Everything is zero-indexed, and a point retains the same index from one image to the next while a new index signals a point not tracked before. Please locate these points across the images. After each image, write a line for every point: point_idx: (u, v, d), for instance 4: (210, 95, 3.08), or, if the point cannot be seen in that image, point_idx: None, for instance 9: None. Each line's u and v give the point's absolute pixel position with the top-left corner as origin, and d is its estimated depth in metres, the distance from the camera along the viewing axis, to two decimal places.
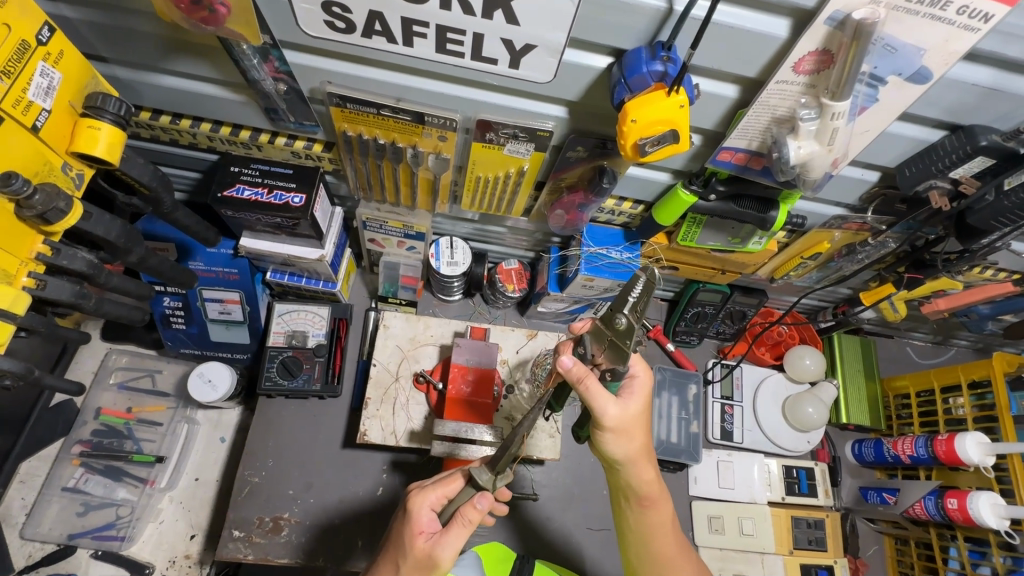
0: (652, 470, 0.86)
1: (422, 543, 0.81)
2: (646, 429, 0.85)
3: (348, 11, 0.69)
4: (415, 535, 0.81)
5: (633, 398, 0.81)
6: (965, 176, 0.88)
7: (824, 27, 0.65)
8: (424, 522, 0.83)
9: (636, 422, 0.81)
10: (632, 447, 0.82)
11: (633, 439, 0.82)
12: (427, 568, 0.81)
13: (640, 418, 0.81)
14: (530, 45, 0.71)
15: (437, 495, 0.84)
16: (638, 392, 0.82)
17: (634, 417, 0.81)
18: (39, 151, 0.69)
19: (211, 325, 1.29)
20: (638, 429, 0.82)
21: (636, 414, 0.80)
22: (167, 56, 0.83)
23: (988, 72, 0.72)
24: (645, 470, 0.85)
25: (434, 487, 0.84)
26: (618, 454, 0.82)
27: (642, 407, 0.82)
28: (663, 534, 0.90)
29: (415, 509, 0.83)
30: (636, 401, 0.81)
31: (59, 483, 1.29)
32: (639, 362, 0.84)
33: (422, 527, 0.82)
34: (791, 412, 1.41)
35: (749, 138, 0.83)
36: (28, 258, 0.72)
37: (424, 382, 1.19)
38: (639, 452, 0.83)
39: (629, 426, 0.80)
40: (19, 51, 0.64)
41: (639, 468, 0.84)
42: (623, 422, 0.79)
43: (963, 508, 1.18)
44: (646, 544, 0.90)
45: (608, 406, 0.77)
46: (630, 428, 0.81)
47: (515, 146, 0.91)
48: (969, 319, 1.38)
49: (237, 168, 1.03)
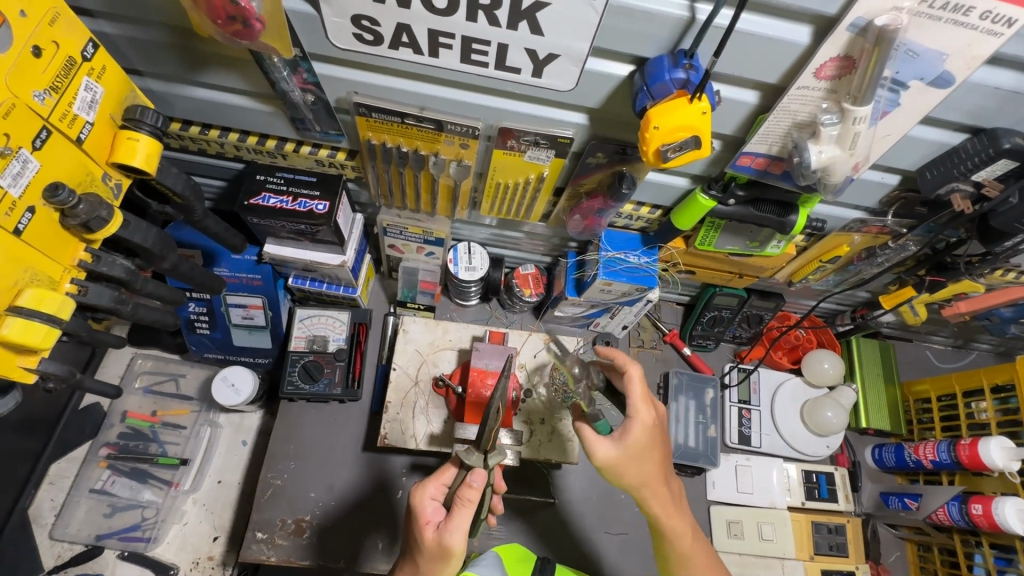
0: (664, 490, 0.91)
1: (431, 534, 0.84)
2: (659, 458, 0.90)
3: (377, 24, 0.71)
4: (423, 526, 0.85)
5: (627, 437, 0.87)
6: (989, 179, 0.87)
7: (847, 34, 0.66)
8: (430, 513, 0.86)
9: (640, 460, 0.88)
10: (639, 475, 0.89)
11: (644, 473, 0.88)
12: (441, 556, 0.83)
13: (643, 452, 0.88)
14: (553, 55, 0.73)
15: (436, 485, 0.89)
16: (632, 431, 0.87)
17: (635, 452, 0.87)
18: (83, 162, 0.71)
19: (234, 330, 1.31)
20: (644, 462, 0.88)
21: (636, 450, 0.87)
22: (199, 70, 0.85)
23: (1010, 74, 0.72)
24: (660, 491, 0.90)
25: (431, 479, 0.89)
26: (630, 482, 0.89)
27: (640, 442, 0.87)
28: (688, 544, 0.93)
29: (417, 502, 0.87)
30: (631, 439, 0.87)
31: (87, 485, 1.32)
32: (638, 401, 0.88)
33: (428, 518, 0.85)
34: (809, 416, 1.41)
35: (770, 143, 0.84)
36: (71, 265, 0.75)
37: (443, 387, 1.19)
38: (652, 479, 0.89)
39: (629, 461, 0.88)
40: (66, 67, 0.66)
41: (654, 491, 0.90)
42: (621, 459, 0.87)
43: (989, 514, 1.17)
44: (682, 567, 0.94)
45: (599, 446, 0.88)
46: (631, 462, 0.88)
47: (536, 152, 0.92)
48: (991, 323, 1.37)
49: (263, 176, 1.05)
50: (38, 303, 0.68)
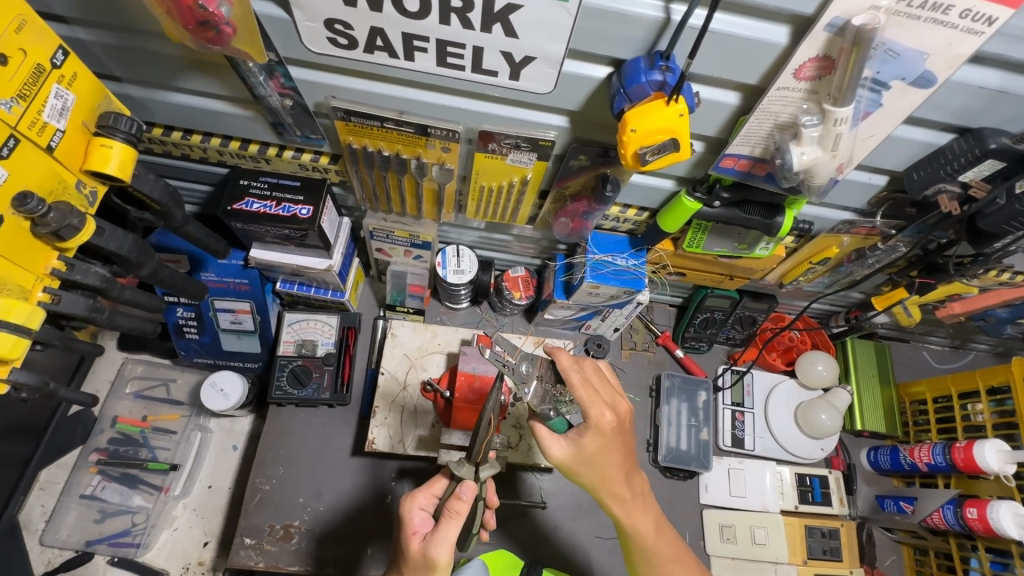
0: (625, 486, 0.90)
1: (418, 544, 0.84)
2: (617, 457, 0.87)
3: (350, 28, 0.70)
4: (409, 536, 0.84)
5: (582, 440, 0.84)
6: (976, 179, 0.86)
7: (824, 34, 0.64)
8: (417, 523, 0.85)
9: (596, 460, 0.85)
10: (598, 475, 0.87)
11: (601, 474, 0.87)
12: (426, 567, 0.82)
13: (599, 452, 0.85)
14: (529, 57, 0.72)
15: (426, 496, 0.88)
16: (586, 435, 0.84)
17: (590, 453, 0.85)
18: (54, 170, 0.71)
19: (223, 334, 1.31)
20: (601, 463, 0.86)
21: (591, 450, 0.84)
22: (177, 75, 0.85)
23: (995, 73, 0.71)
24: (620, 489, 0.90)
25: (421, 489, 0.88)
26: (589, 481, 0.88)
27: (596, 446, 0.84)
28: (657, 544, 0.94)
29: (406, 511, 0.86)
30: (586, 442, 0.84)
31: (77, 490, 1.32)
32: (593, 405, 0.83)
33: (415, 528, 0.85)
34: (803, 419, 1.40)
35: (752, 145, 0.83)
36: (44, 274, 0.74)
37: (431, 391, 1.17)
38: (610, 479, 0.88)
39: (585, 462, 0.85)
40: (34, 74, 0.66)
41: (617, 493, 0.90)
42: (576, 459, 0.85)
43: (984, 518, 1.16)
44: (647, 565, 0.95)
45: (553, 446, 0.86)
46: (587, 463, 0.85)
47: (517, 155, 0.92)
48: (987, 323, 1.35)
49: (247, 181, 1.04)
50: (7, 313, 0.68)
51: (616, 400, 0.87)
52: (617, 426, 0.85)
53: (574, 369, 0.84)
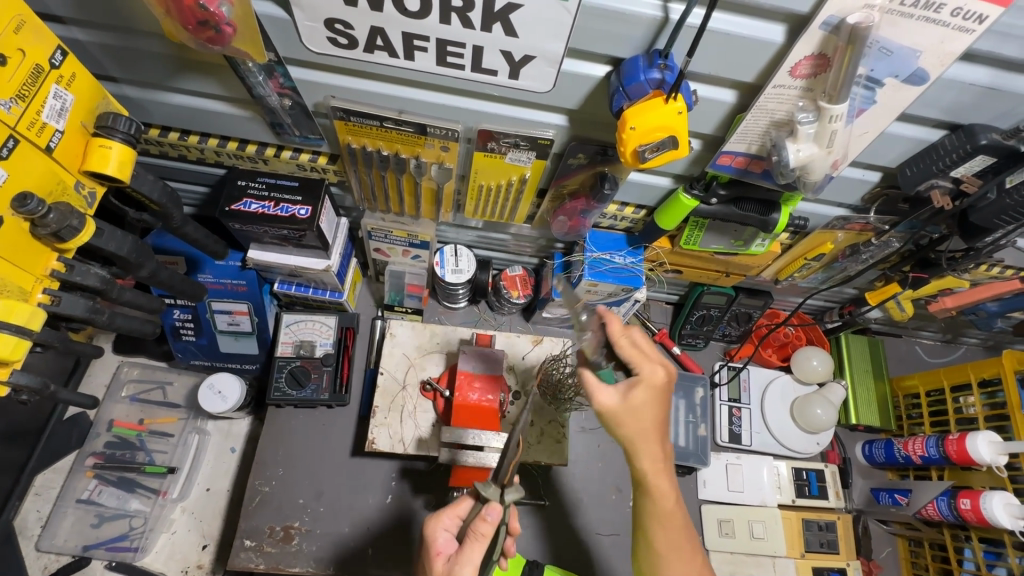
0: (660, 447, 0.84)
1: (442, 565, 0.84)
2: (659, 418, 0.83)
3: (350, 28, 0.71)
4: (434, 557, 0.84)
5: (636, 390, 0.82)
6: (967, 175, 0.88)
7: (819, 33, 0.66)
8: (441, 544, 0.85)
9: (641, 414, 0.82)
10: (640, 428, 0.82)
11: (643, 432, 0.82)
12: None
13: (645, 405, 0.82)
14: (528, 57, 0.72)
15: (451, 517, 0.87)
16: (641, 387, 0.82)
17: (635, 406, 0.81)
18: (53, 171, 0.71)
19: (220, 336, 1.31)
20: (642, 416, 0.82)
21: (638, 402, 0.81)
22: (175, 75, 0.85)
23: (986, 71, 0.72)
24: (656, 449, 0.83)
25: (446, 510, 0.87)
26: (629, 434, 0.82)
27: (647, 400, 0.82)
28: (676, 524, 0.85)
29: (430, 532, 0.86)
30: (641, 392, 0.81)
31: (73, 495, 1.31)
32: (648, 362, 0.83)
33: (439, 550, 0.85)
34: (799, 413, 1.41)
35: (748, 142, 0.84)
36: (44, 275, 0.74)
37: (431, 391, 1.20)
38: (648, 438, 0.83)
39: (631, 411, 0.81)
40: (33, 75, 0.66)
41: (649, 451, 0.83)
42: (623, 408, 0.82)
43: (977, 509, 1.17)
44: (657, 551, 0.87)
45: (601, 390, 0.83)
46: (633, 414, 0.82)
47: (516, 154, 0.92)
48: (978, 318, 1.37)
49: (244, 182, 1.04)
50: (8, 314, 0.68)
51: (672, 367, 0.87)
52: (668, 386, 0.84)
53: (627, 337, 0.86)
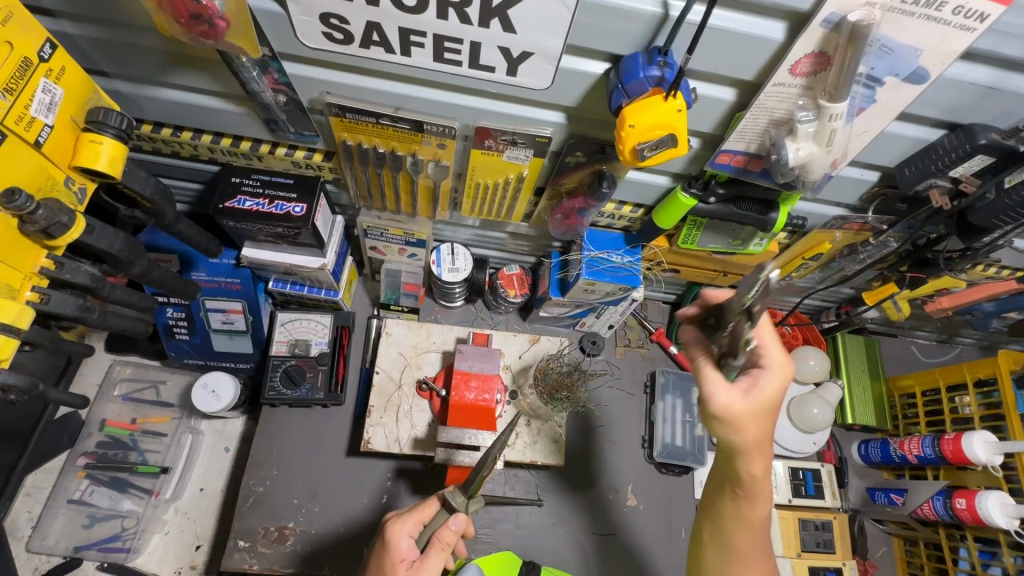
0: (768, 463, 0.75)
1: (403, 571, 0.82)
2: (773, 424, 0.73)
3: (346, 23, 0.70)
4: (396, 563, 0.82)
5: (763, 390, 0.69)
6: (966, 175, 0.87)
7: (820, 30, 0.65)
8: (403, 551, 0.84)
9: (759, 426, 0.70)
10: (751, 435, 0.70)
11: (760, 439, 0.71)
12: None
13: (762, 415, 0.70)
14: (527, 53, 0.71)
15: (413, 522, 0.85)
16: (772, 384, 0.69)
17: (759, 410, 0.69)
18: (42, 167, 0.69)
19: (214, 335, 1.29)
20: (755, 429, 0.70)
21: (761, 407, 0.69)
22: (167, 70, 0.84)
23: (986, 71, 0.72)
24: (759, 465, 0.74)
25: (411, 514, 0.86)
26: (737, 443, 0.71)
27: (768, 405, 0.69)
28: (750, 535, 0.81)
29: (394, 537, 0.84)
30: (767, 392, 0.69)
31: (65, 495, 1.29)
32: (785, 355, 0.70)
33: (402, 556, 0.83)
34: (796, 412, 1.41)
35: (748, 141, 0.83)
36: (33, 273, 0.73)
37: (427, 390, 1.20)
38: (762, 449, 0.72)
39: (750, 419, 0.69)
40: (21, 68, 0.65)
41: (756, 461, 0.73)
42: (740, 414, 0.69)
43: (972, 508, 1.18)
44: (724, 562, 0.84)
45: (720, 390, 0.69)
46: (753, 420, 0.69)
47: (514, 151, 0.91)
48: (974, 318, 1.37)
49: (238, 179, 1.03)
50: None
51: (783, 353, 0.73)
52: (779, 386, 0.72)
53: (766, 328, 0.71)
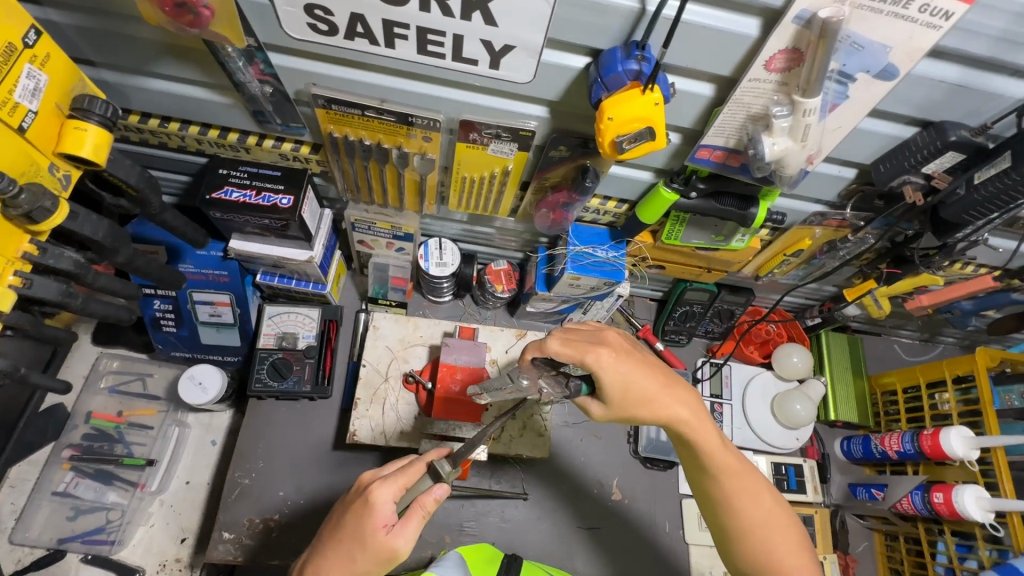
0: (681, 404, 0.85)
1: (381, 535, 0.81)
2: (653, 380, 0.84)
3: (330, 14, 0.71)
4: (377, 526, 0.81)
5: (612, 375, 0.81)
6: (938, 171, 0.89)
7: (792, 26, 0.67)
8: (384, 514, 0.82)
9: (636, 387, 0.82)
10: (648, 398, 0.83)
11: (649, 405, 0.83)
12: (385, 558, 0.81)
13: (634, 378, 0.82)
14: (508, 46, 0.73)
15: (397, 485, 0.84)
16: (608, 363, 0.81)
17: (617, 394, 0.82)
18: (26, 152, 0.70)
19: (201, 327, 1.30)
20: (639, 391, 0.83)
21: (626, 376, 0.82)
22: (154, 60, 0.85)
23: (954, 68, 0.74)
24: (675, 408, 0.84)
25: (396, 478, 0.84)
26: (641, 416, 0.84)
27: (627, 377, 0.82)
28: (720, 472, 0.85)
29: (376, 500, 0.82)
30: (612, 378, 0.82)
31: (49, 487, 1.29)
32: (589, 352, 0.81)
33: (384, 521, 0.81)
34: (780, 408, 1.43)
35: (726, 136, 0.85)
36: (15, 257, 0.73)
37: (413, 382, 1.20)
38: (663, 401, 0.84)
39: (631, 398, 0.83)
40: (5, 54, 0.65)
41: (671, 407, 0.84)
42: (625, 405, 0.83)
43: (949, 501, 1.19)
44: (723, 515, 0.87)
45: (593, 406, 0.87)
46: (634, 393, 0.82)
47: (498, 145, 0.93)
48: (953, 316, 1.39)
49: (225, 171, 1.04)
50: None
51: (601, 336, 0.86)
52: (622, 347, 0.84)
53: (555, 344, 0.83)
